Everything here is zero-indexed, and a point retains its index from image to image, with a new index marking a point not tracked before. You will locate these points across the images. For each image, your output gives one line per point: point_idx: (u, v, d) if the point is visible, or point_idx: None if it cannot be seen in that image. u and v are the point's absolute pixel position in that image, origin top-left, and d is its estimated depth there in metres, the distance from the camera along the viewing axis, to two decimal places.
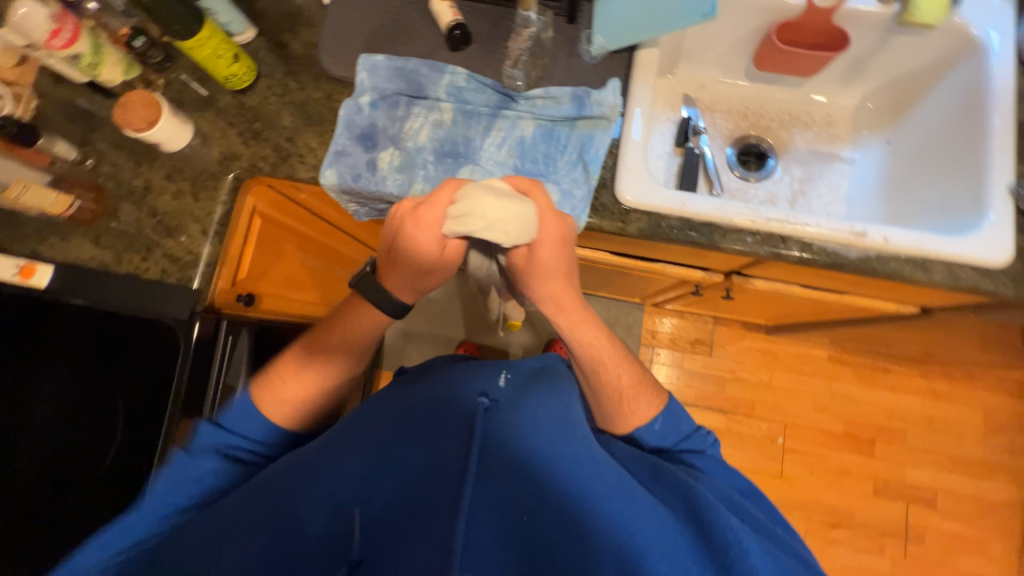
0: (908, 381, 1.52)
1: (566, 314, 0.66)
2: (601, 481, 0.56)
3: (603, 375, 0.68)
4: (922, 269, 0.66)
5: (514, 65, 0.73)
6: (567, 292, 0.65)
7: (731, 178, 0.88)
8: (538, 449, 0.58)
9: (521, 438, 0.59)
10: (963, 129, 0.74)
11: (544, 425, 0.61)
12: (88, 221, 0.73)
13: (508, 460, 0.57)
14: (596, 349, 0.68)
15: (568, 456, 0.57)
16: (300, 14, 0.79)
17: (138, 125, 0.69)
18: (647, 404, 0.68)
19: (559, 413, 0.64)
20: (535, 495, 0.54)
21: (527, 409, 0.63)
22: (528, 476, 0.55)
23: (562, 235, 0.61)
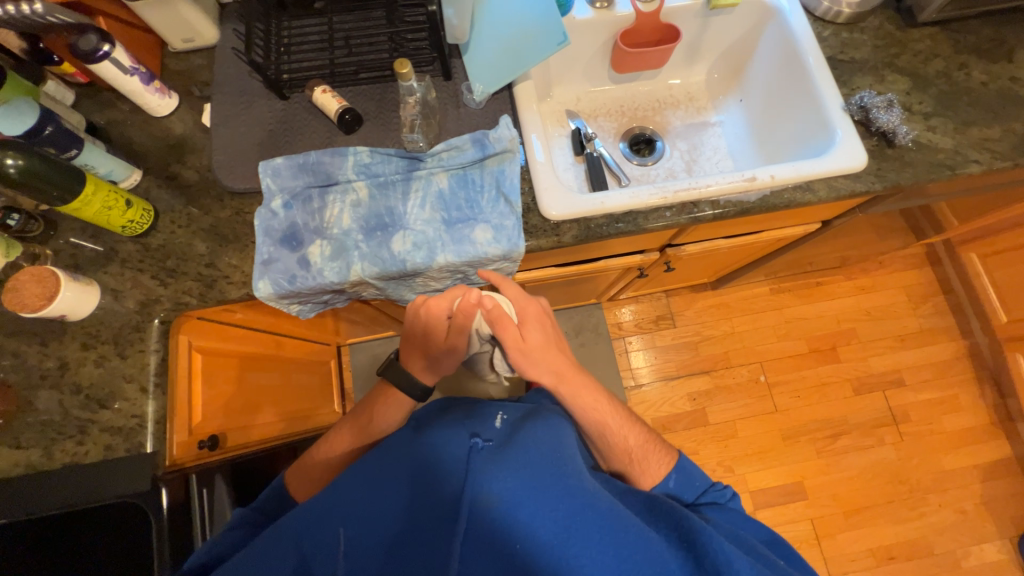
0: (839, 286, 1.70)
1: (568, 385, 0.73)
2: (592, 511, 0.56)
3: (612, 439, 0.74)
4: (808, 191, 0.77)
5: (412, 129, 0.75)
6: (564, 362, 0.74)
7: (632, 167, 0.99)
8: (529, 479, 0.57)
9: (509, 474, 0.57)
10: (788, 73, 0.88)
11: (532, 454, 0.61)
12: (1, 424, 0.65)
13: (499, 495, 0.56)
14: (602, 411, 0.74)
15: (561, 485, 0.57)
16: (184, 144, 0.78)
17: (36, 303, 0.63)
18: (662, 462, 0.73)
19: (551, 442, 0.63)
20: (532, 532, 0.54)
21: (518, 446, 0.62)
22: (525, 514, 0.55)
23: (538, 311, 0.75)
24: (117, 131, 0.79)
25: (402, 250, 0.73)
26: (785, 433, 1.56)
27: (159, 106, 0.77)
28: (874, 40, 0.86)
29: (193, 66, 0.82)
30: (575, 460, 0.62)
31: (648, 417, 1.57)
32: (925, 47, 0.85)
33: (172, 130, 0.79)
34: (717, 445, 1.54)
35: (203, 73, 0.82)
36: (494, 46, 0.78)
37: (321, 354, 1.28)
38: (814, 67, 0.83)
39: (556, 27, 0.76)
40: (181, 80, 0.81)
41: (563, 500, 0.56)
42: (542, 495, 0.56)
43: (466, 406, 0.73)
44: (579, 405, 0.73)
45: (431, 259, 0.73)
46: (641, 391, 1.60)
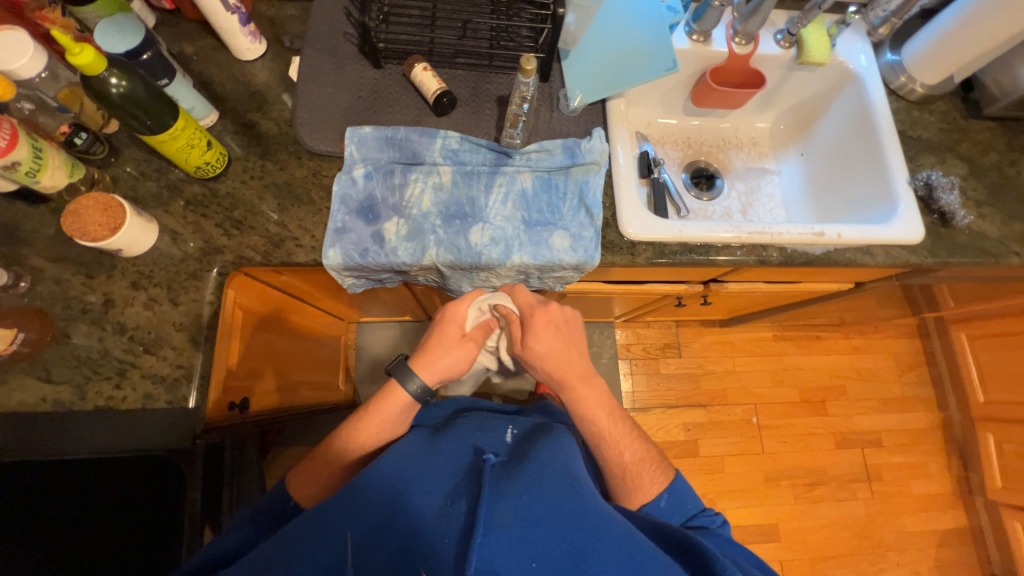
0: (836, 343, 1.78)
1: (573, 391, 0.72)
2: (610, 533, 0.52)
3: (605, 450, 0.72)
4: (868, 254, 0.81)
5: (513, 125, 0.74)
6: (572, 367, 0.72)
7: (691, 198, 1.01)
8: (546, 497, 0.53)
9: (526, 488, 0.53)
10: (857, 138, 0.92)
11: (549, 470, 0.57)
12: (32, 354, 0.60)
13: (515, 510, 0.51)
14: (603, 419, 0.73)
15: (578, 504, 0.54)
16: (266, 93, 0.75)
17: (97, 234, 0.59)
18: (657, 479, 0.71)
19: (564, 460, 0.60)
20: (550, 549, 0.50)
21: (533, 460, 0.58)
22: (542, 529, 0.51)
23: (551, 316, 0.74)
24: (196, 66, 0.75)
25: (479, 241, 0.72)
26: (768, 475, 1.61)
27: (247, 50, 0.74)
28: (940, 123, 0.91)
29: (285, 15, 0.79)
30: (590, 480, 0.59)
31: None
32: (984, 139, 0.91)
33: (255, 77, 0.76)
34: (704, 477, 1.58)
35: (294, 25, 0.79)
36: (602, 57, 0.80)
37: (336, 328, 1.24)
38: (886, 139, 0.87)
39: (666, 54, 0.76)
40: (271, 27, 0.78)
41: (578, 520, 0.52)
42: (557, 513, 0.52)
43: (478, 418, 0.73)
44: (581, 409, 0.73)
45: (506, 257, 0.72)
46: (639, 414, 1.62)
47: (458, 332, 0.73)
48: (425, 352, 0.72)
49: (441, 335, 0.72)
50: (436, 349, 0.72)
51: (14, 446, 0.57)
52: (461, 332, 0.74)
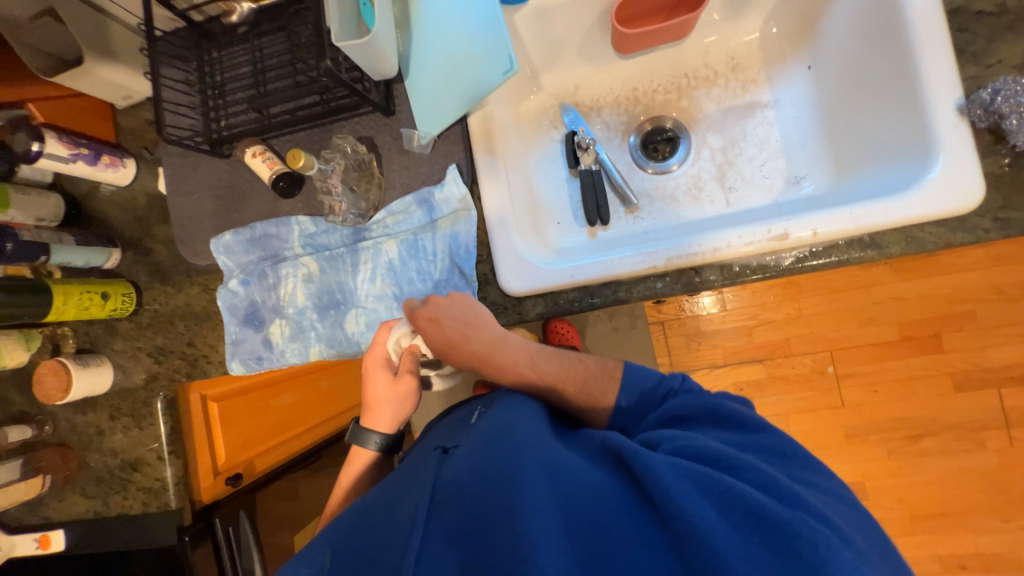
0: (962, 256, 1.30)
1: (493, 363, 0.62)
2: (538, 469, 0.46)
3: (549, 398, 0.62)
4: (872, 247, 0.55)
5: (342, 220, 0.66)
6: (479, 340, 0.61)
7: (644, 178, 0.77)
8: (480, 459, 0.49)
9: (461, 464, 0.49)
10: (879, 37, 0.58)
11: (485, 433, 0.54)
12: (71, 479, 0.80)
13: (454, 488, 0.47)
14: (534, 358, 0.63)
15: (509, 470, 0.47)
16: (150, 212, 0.78)
17: (57, 394, 0.73)
18: (610, 381, 0.61)
19: (504, 418, 0.56)
20: (483, 529, 0.43)
21: (473, 435, 0.55)
22: (478, 507, 0.45)
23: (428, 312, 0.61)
24: (92, 202, 0.79)
25: (355, 330, 0.69)
26: (850, 431, 1.37)
27: (117, 178, 0.75)
28: None
29: (142, 121, 0.77)
30: (531, 429, 0.53)
31: None
32: None
33: (138, 199, 0.78)
34: None
35: (153, 130, 0.77)
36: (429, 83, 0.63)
37: None
38: (917, 36, 0.54)
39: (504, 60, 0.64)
40: (135, 140, 0.78)
41: (507, 467, 0.47)
42: (488, 484, 0.46)
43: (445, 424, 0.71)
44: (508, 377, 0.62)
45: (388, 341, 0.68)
46: None
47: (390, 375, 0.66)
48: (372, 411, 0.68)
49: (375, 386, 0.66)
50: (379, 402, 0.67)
51: (82, 544, 0.79)
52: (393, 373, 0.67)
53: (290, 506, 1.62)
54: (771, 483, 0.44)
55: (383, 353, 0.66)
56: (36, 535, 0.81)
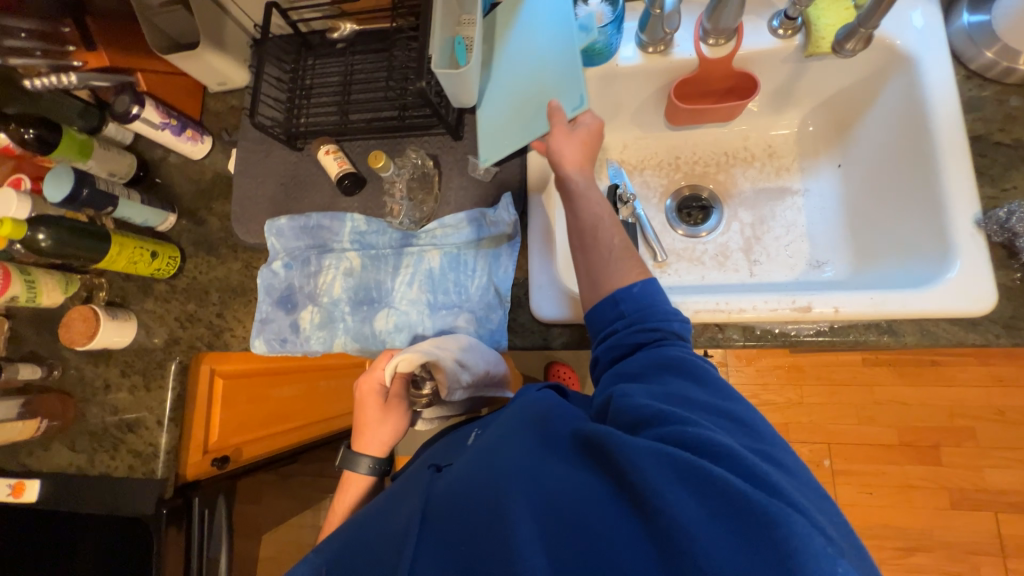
0: (964, 372, 1.33)
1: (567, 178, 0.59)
2: (519, 468, 0.44)
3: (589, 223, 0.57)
4: (889, 333, 0.58)
5: (400, 220, 0.72)
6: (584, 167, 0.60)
7: (675, 238, 0.81)
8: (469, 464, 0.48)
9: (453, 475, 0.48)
10: (908, 149, 0.65)
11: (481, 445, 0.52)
12: (64, 429, 0.79)
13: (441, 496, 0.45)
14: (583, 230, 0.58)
15: (494, 467, 0.46)
16: (213, 187, 0.83)
17: (82, 339, 0.74)
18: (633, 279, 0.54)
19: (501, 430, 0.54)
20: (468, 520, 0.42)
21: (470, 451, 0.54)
22: (460, 508, 0.43)
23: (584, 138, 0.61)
24: (161, 169, 0.85)
25: (383, 329, 0.71)
26: None
27: (193, 151, 0.81)
28: None
29: (227, 107, 0.84)
30: (518, 429, 0.50)
31: None
32: None
33: (205, 173, 0.84)
34: None
35: (235, 116, 0.84)
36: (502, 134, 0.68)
37: None
38: (943, 153, 0.60)
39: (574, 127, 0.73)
40: (217, 122, 0.84)
41: (492, 468, 0.45)
42: (474, 485, 0.44)
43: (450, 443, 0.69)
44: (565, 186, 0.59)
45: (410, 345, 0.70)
46: None
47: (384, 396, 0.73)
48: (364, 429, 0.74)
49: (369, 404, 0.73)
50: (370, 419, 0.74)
51: (54, 499, 0.77)
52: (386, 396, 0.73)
53: (253, 510, 1.56)
54: (760, 475, 0.38)
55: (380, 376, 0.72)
56: (11, 481, 0.78)
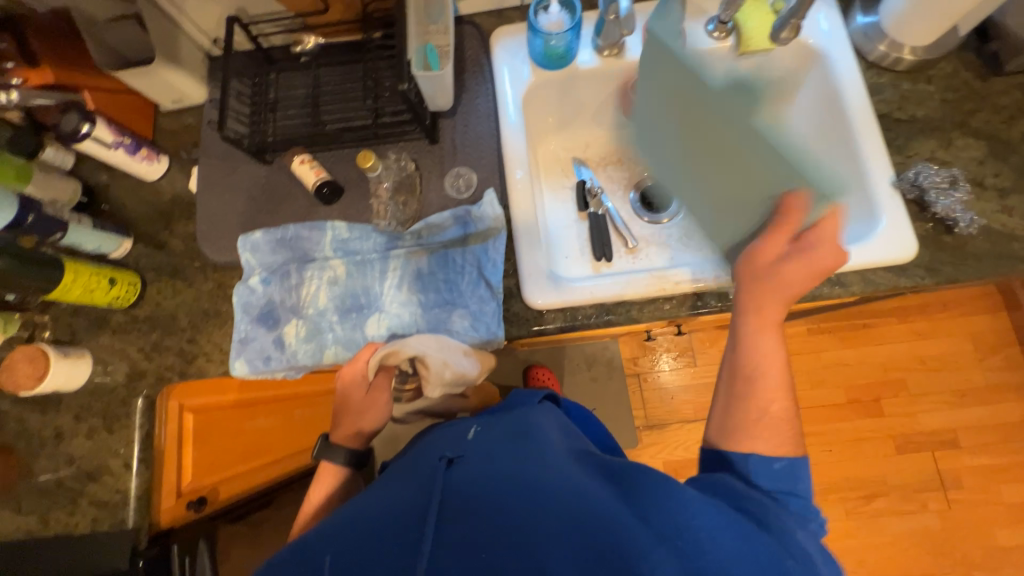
0: (890, 330, 1.51)
1: (755, 336, 0.55)
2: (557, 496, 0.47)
3: (753, 378, 0.53)
4: (839, 285, 0.66)
5: (387, 219, 0.73)
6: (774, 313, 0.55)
7: (642, 225, 0.88)
8: (496, 475, 0.51)
9: (477, 480, 0.50)
10: (832, 131, 0.75)
11: (502, 454, 0.54)
12: (6, 490, 0.70)
13: (469, 500, 0.48)
14: (768, 347, 0.54)
15: (530, 489, 0.48)
16: (173, 209, 0.78)
17: (27, 383, 0.67)
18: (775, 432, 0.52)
19: (521, 443, 0.56)
20: (499, 532, 0.45)
21: (487, 454, 0.55)
22: (489, 512, 0.46)
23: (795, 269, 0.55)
24: (110, 194, 0.79)
25: (376, 334, 0.70)
26: None
27: (148, 172, 0.77)
28: (944, 92, 0.72)
29: (183, 125, 0.81)
30: (550, 456, 0.53)
31: (660, 459, 1.50)
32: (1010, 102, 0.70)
33: (162, 195, 0.79)
34: None
35: (192, 134, 0.81)
36: (695, 195, 0.77)
37: None
38: (859, 132, 0.70)
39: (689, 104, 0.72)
40: (173, 141, 0.81)
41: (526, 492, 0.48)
42: (502, 493, 0.48)
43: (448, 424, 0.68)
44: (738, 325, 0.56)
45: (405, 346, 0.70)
46: (653, 433, 1.52)
47: (363, 391, 0.66)
48: (338, 425, 0.68)
49: (347, 399, 0.67)
50: (347, 415, 0.67)
51: None
52: (367, 390, 0.67)
53: None
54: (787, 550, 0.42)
55: (359, 371, 0.66)
56: None
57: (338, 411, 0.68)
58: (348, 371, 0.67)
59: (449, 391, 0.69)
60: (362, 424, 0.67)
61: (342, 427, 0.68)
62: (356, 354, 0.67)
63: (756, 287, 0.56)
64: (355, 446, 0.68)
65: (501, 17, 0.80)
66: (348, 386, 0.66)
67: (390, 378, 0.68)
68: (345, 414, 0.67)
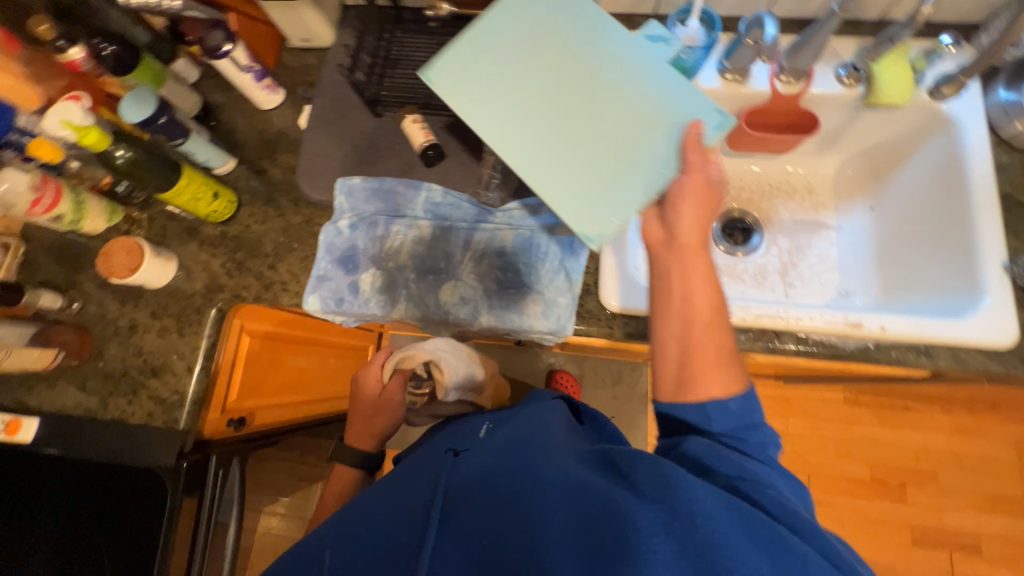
0: (931, 419, 1.45)
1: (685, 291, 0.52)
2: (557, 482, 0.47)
3: (689, 328, 0.51)
4: (924, 354, 0.65)
5: (488, 189, 0.75)
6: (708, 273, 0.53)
7: (719, 254, 0.86)
8: (497, 464, 0.52)
9: (479, 470, 0.51)
10: (942, 201, 0.74)
11: (504, 446, 0.55)
12: (76, 367, 0.74)
13: (471, 489, 0.49)
14: (703, 291, 0.51)
15: (529, 475, 0.49)
16: (278, 140, 0.82)
17: (121, 272, 0.70)
18: (716, 387, 0.50)
19: (524, 435, 0.57)
20: (501, 533, 0.44)
21: (490, 447, 0.56)
22: (492, 499, 0.47)
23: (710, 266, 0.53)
24: (223, 114, 0.83)
25: (448, 300, 0.71)
26: None
27: (265, 101, 0.80)
28: None
29: (304, 63, 0.84)
30: (550, 447, 0.54)
31: None
32: None
33: (271, 125, 0.82)
34: None
35: (311, 74, 0.84)
36: (549, 141, 0.57)
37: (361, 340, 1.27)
38: (977, 207, 0.69)
39: (529, 42, 0.60)
40: (291, 77, 0.84)
41: (526, 477, 0.49)
42: (505, 480, 0.49)
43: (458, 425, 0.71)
44: (680, 278, 0.52)
45: (473, 319, 0.71)
46: None
47: (379, 389, 0.85)
48: (357, 424, 0.85)
49: (365, 398, 0.85)
50: (363, 412, 0.84)
51: (55, 442, 0.71)
52: (383, 388, 0.85)
53: None
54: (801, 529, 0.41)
55: (376, 372, 0.86)
56: (5, 418, 0.71)
57: (357, 411, 0.85)
58: (366, 374, 0.87)
59: (459, 394, 0.85)
60: (374, 422, 0.84)
61: (360, 425, 0.84)
62: (375, 358, 0.87)
63: (668, 242, 0.54)
64: (369, 445, 0.83)
65: (630, 22, 0.82)
66: (366, 386, 0.85)
67: (401, 380, 0.85)
68: (361, 413, 0.84)
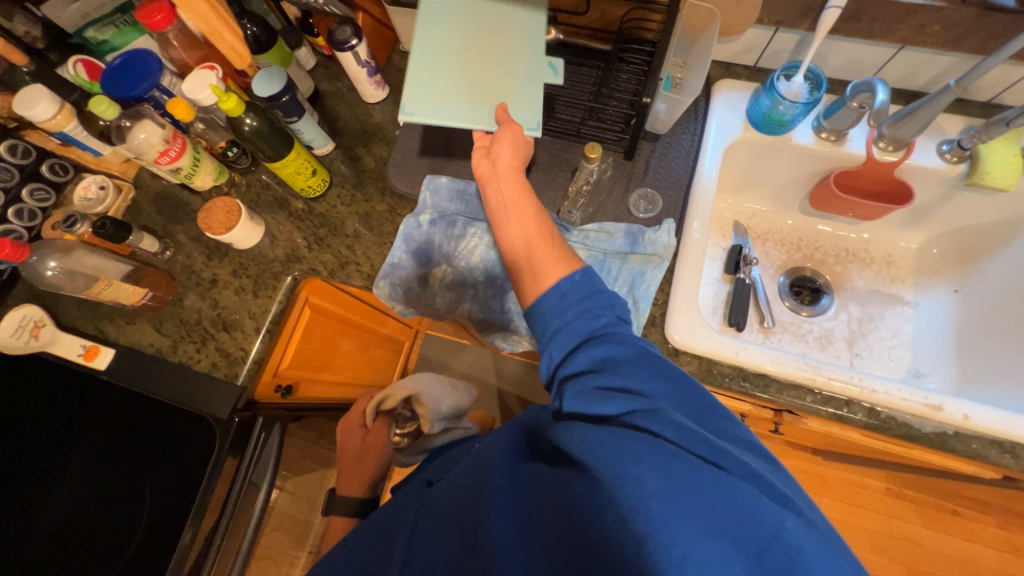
0: (982, 530, 1.33)
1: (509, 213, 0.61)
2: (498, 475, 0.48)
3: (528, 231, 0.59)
4: (1009, 453, 0.60)
5: (573, 206, 0.75)
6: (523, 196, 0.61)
7: (783, 310, 0.84)
8: (458, 478, 0.54)
9: (445, 489, 0.54)
10: None
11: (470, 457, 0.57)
12: (155, 309, 0.78)
13: (436, 512, 0.52)
14: (513, 200, 0.61)
15: (478, 476, 0.51)
16: (375, 132, 0.87)
17: (219, 230, 0.75)
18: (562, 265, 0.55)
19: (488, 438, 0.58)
20: (454, 543, 0.47)
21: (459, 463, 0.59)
22: (449, 513, 0.50)
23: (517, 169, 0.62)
24: (330, 100, 0.89)
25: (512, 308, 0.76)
26: None
27: (371, 95, 0.86)
28: None
29: None
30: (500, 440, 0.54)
31: None
32: None
33: (371, 117, 0.88)
34: None
35: None
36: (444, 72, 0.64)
37: (401, 333, 1.29)
38: None
39: (458, 42, 0.66)
40: (398, 77, 0.89)
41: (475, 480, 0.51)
42: (459, 491, 0.51)
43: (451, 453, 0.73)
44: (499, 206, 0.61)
45: None
46: None
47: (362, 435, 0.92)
48: (343, 475, 0.88)
49: (349, 446, 0.91)
50: (350, 457, 0.89)
51: (126, 374, 0.75)
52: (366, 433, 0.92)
53: None
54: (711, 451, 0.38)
55: (355, 419, 0.94)
56: (86, 343, 0.76)
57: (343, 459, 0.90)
58: (347, 425, 0.93)
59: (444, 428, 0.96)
60: (360, 465, 0.88)
61: (347, 475, 0.88)
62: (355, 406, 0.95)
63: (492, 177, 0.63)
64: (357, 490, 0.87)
65: (729, 71, 0.84)
66: (348, 435, 0.92)
67: (382, 421, 0.93)
68: (347, 459, 0.89)
